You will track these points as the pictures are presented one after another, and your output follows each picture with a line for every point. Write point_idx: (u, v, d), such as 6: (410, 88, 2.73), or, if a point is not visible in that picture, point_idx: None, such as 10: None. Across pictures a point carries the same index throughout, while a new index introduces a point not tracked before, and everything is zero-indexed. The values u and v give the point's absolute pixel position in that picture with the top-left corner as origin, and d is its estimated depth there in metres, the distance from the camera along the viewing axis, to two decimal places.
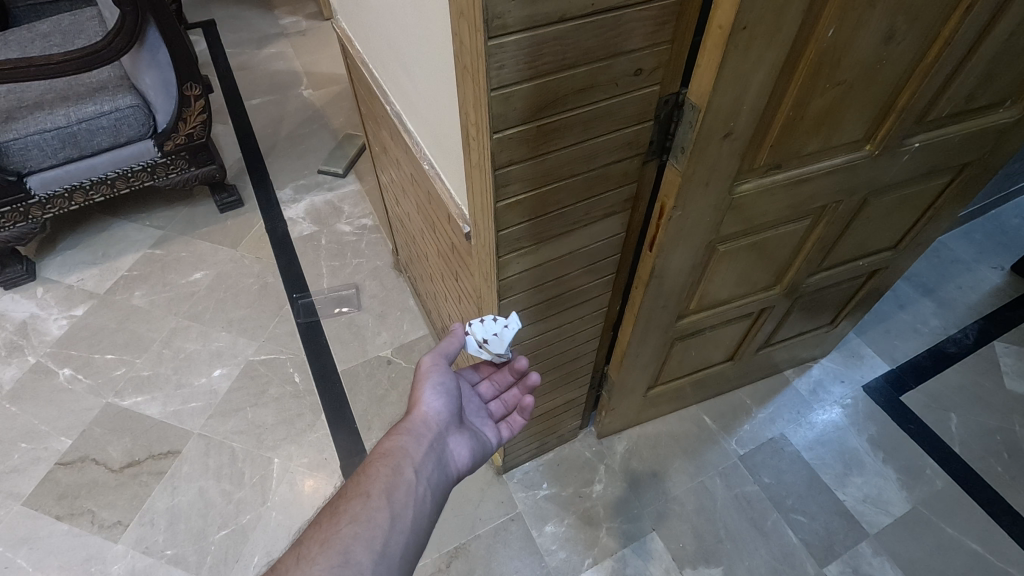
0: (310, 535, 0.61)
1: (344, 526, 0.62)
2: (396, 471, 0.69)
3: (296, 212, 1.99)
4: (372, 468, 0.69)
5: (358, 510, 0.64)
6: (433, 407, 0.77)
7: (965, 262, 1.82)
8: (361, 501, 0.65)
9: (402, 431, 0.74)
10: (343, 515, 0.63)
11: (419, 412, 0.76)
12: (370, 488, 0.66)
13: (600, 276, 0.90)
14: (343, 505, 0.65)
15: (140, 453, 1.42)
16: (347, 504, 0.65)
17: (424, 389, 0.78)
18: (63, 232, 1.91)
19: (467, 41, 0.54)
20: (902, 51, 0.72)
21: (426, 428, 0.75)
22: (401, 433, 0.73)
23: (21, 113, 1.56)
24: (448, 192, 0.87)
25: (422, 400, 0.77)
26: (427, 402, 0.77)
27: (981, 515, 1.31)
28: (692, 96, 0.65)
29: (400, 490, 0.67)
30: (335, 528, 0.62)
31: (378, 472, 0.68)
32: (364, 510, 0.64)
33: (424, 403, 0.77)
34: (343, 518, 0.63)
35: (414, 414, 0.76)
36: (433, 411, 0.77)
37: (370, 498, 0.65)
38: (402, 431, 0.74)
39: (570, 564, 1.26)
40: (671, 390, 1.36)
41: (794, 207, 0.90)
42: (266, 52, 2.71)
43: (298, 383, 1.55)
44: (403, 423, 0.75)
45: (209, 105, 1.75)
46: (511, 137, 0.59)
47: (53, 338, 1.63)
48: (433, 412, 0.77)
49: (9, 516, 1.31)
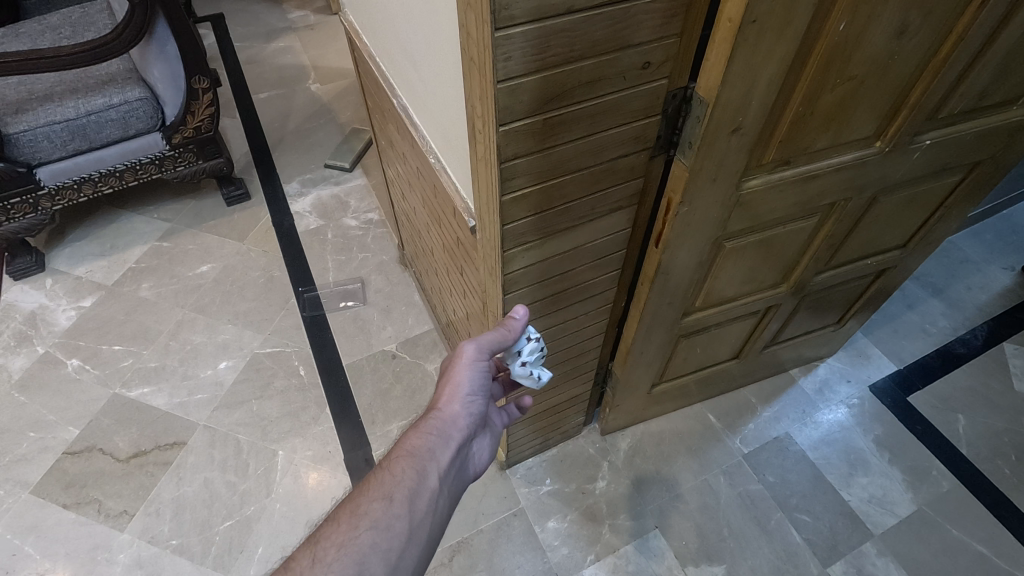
0: (327, 535, 0.61)
1: (362, 531, 0.61)
2: (421, 475, 0.68)
3: (303, 206, 1.99)
4: (397, 466, 0.68)
5: (379, 514, 0.63)
6: (465, 406, 0.75)
7: (974, 262, 1.80)
8: (382, 504, 0.64)
9: (429, 430, 0.72)
10: (362, 517, 0.63)
11: (451, 409, 0.74)
12: (394, 491, 0.65)
13: (606, 271, 0.90)
14: (362, 505, 0.64)
15: (147, 444, 1.43)
16: (367, 505, 0.64)
17: (459, 388, 0.75)
18: (72, 224, 1.92)
19: (474, 32, 0.53)
20: (916, 46, 0.71)
21: (456, 430, 0.73)
22: (429, 432, 0.72)
23: (31, 105, 1.56)
24: (454, 186, 0.87)
25: (457, 397, 0.75)
26: (460, 402, 0.75)
27: (987, 517, 1.30)
28: (700, 90, 0.64)
29: (424, 498, 0.66)
30: (353, 532, 0.61)
31: (404, 473, 0.67)
32: (386, 516, 0.63)
33: (456, 401, 0.75)
34: (361, 522, 0.62)
35: (444, 413, 0.74)
36: (464, 410, 0.75)
37: (393, 503, 0.64)
38: (429, 429, 0.72)
39: (572, 560, 1.26)
40: (676, 387, 1.36)
41: (803, 204, 0.89)
42: (274, 45, 2.71)
43: (303, 376, 1.56)
44: (433, 420, 0.73)
45: (217, 99, 1.75)
46: (518, 130, 0.59)
47: (61, 329, 1.65)
48: (465, 412, 0.75)
49: (18, 504, 1.33)
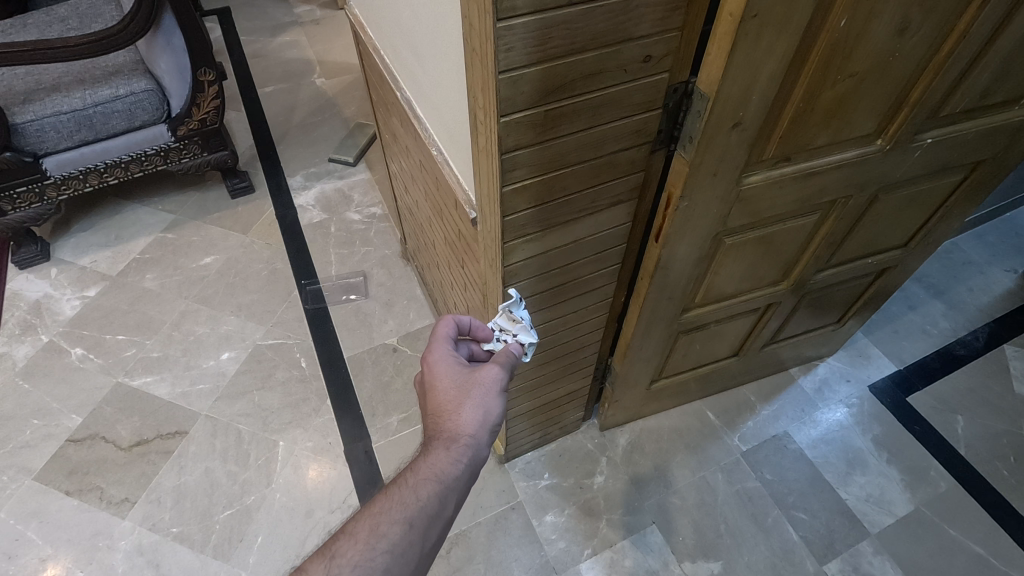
0: (344, 551, 0.58)
1: (380, 554, 0.58)
2: (441, 502, 0.63)
3: (307, 199, 2.00)
4: (419, 490, 0.63)
5: (398, 537, 0.60)
6: (489, 430, 0.70)
7: (976, 264, 1.80)
8: (402, 527, 0.61)
9: (455, 451, 0.66)
10: (381, 537, 0.59)
11: (477, 431, 0.68)
12: (415, 515, 0.62)
13: (607, 265, 0.90)
14: (382, 523, 0.60)
15: (149, 433, 1.44)
16: (387, 524, 0.61)
17: (487, 410, 0.69)
18: (78, 214, 1.93)
19: (476, 23, 0.54)
20: (918, 42, 0.71)
21: (479, 456, 0.68)
22: (457, 457, 0.66)
23: (38, 96, 1.58)
24: (456, 177, 0.87)
25: (484, 421, 0.69)
26: (485, 426, 0.69)
27: (985, 518, 1.30)
28: (701, 85, 0.65)
29: (440, 525, 0.64)
30: (370, 553, 0.58)
31: (428, 500, 0.63)
32: (403, 541, 0.60)
33: (484, 425, 0.69)
34: (380, 543, 0.59)
35: (471, 436, 0.68)
36: (487, 434, 0.70)
37: (412, 528, 0.61)
38: (455, 452, 0.66)
39: (570, 554, 1.27)
40: (675, 384, 1.36)
41: (803, 201, 0.90)
42: (279, 40, 2.72)
43: (304, 368, 1.57)
44: (460, 441, 0.67)
45: (222, 91, 1.76)
46: (518, 121, 0.60)
47: (65, 318, 1.66)
48: (488, 437, 0.70)
49: (21, 490, 1.34)
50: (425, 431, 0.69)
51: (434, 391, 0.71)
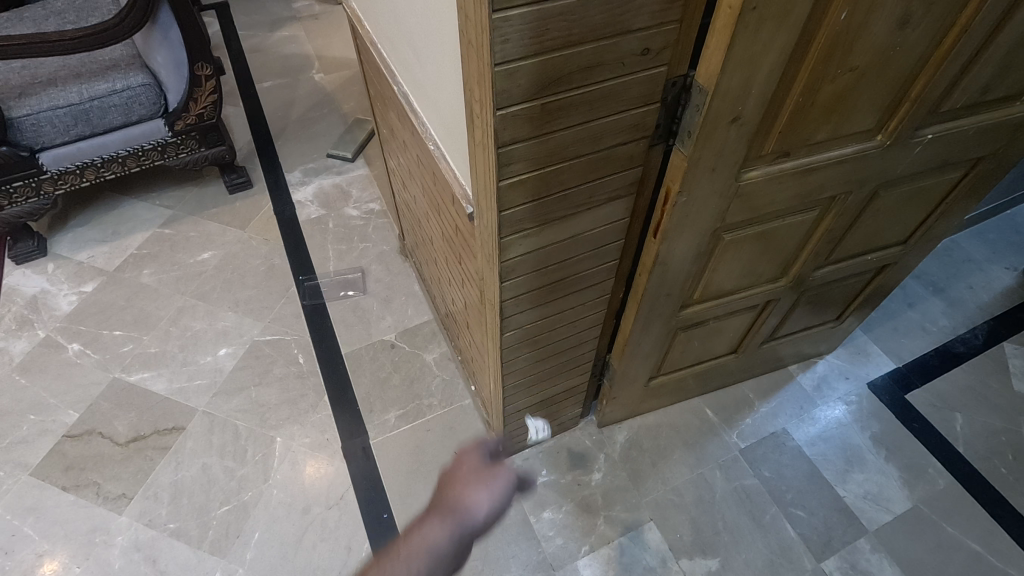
0: None
1: None
2: None
3: (305, 195, 1.99)
4: (409, 560, 0.64)
5: None
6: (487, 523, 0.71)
7: (976, 262, 1.79)
8: None
9: (450, 534, 0.68)
10: None
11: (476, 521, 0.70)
12: None
13: (605, 261, 0.90)
14: None
15: (146, 428, 1.44)
16: None
17: (491, 500, 0.71)
18: (75, 209, 1.93)
19: (473, 14, 0.53)
20: (919, 36, 0.70)
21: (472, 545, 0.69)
22: (450, 539, 0.68)
23: (34, 90, 1.57)
24: (453, 172, 0.87)
25: (486, 512, 0.71)
26: (485, 516, 0.71)
27: (983, 516, 1.30)
28: (700, 78, 0.64)
29: None
30: None
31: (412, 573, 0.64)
32: None
33: (483, 516, 0.70)
34: None
35: (469, 523, 0.69)
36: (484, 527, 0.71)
37: None
38: (450, 533, 0.68)
39: (568, 551, 1.27)
40: (674, 381, 1.36)
41: (803, 197, 0.89)
42: (278, 35, 2.71)
43: (302, 364, 1.56)
44: (456, 525, 0.69)
45: (219, 85, 1.75)
46: (515, 115, 0.59)
47: (62, 314, 1.66)
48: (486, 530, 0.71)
49: (18, 485, 1.34)
50: (433, 503, 0.72)
51: (453, 472, 0.75)
